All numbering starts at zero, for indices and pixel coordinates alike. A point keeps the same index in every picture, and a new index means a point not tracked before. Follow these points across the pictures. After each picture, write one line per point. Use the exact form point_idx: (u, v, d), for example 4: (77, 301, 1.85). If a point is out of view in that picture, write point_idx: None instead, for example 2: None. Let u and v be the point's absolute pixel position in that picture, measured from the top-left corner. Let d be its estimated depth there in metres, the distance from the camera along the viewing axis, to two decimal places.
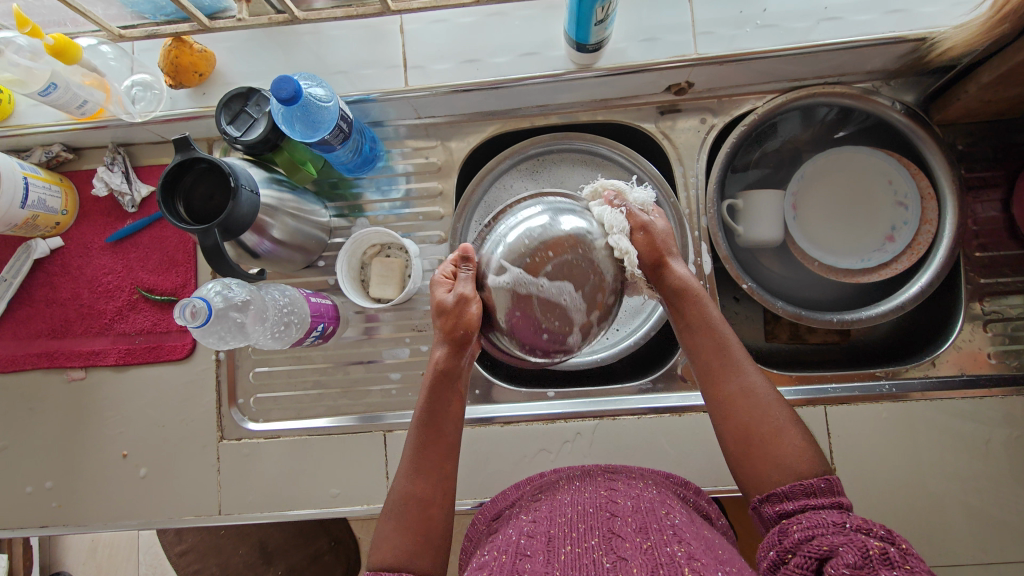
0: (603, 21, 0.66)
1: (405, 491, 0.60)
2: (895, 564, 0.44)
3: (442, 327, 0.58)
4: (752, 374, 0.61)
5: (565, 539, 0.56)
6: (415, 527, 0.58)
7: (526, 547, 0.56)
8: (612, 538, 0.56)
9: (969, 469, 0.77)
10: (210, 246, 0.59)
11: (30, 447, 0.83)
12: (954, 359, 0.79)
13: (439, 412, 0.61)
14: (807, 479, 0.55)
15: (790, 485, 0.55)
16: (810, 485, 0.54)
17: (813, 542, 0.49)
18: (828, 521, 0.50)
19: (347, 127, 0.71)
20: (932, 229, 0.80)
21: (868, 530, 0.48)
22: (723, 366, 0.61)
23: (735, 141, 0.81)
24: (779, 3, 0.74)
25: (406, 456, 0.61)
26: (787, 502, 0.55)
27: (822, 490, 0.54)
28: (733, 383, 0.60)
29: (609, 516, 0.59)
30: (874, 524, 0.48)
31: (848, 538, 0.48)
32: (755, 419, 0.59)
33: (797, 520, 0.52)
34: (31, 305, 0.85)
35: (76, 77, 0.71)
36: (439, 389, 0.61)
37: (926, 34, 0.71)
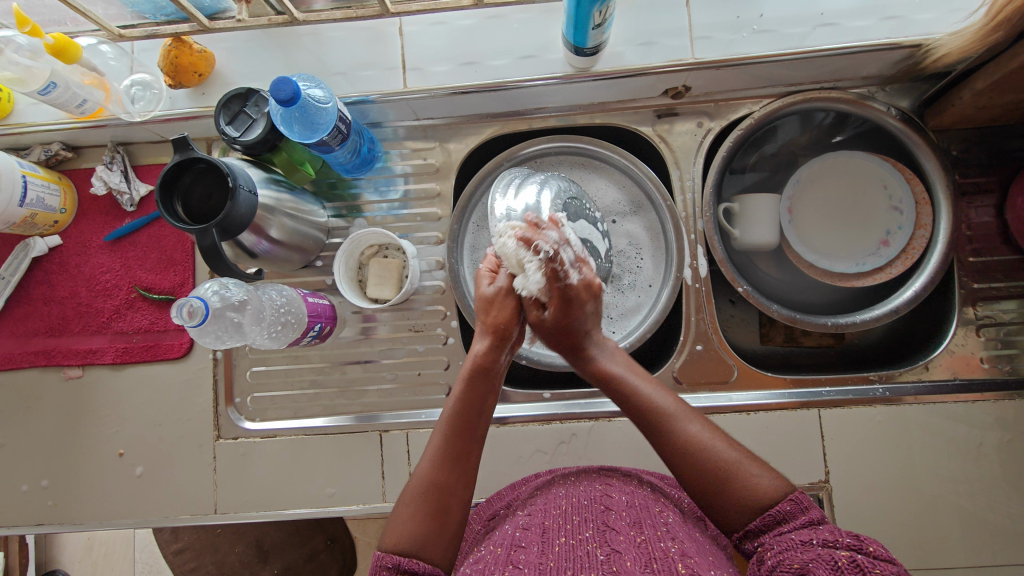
0: (601, 25, 0.66)
1: (426, 477, 0.59)
2: (864, 569, 0.45)
3: (486, 323, 0.62)
4: (687, 425, 0.58)
5: (560, 530, 0.57)
6: (433, 515, 0.57)
7: (521, 539, 0.57)
8: (606, 530, 0.56)
9: (961, 473, 0.77)
10: (208, 245, 0.59)
11: (26, 445, 0.84)
12: (948, 362, 0.80)
13: (473, 405, 0.60)
14: (774, 507, 0.53)
15: (761, 517, 0.53)
16: (778, 512, 0.53)
17: (785, 563, 0.49)
18: (799, 542, 0.50)
19: (346, 128, 0.71)
20: (926, 233, 0.80)
21: (835, 542, 0.48)
22: (657, 427, 0.59)
23: (732, 145, 0.82)
24: (775, 8, 0.75)
25: (432, 444, 0.61)
26: (762, 535, 0.53)
27: (790, 515, 0.52)
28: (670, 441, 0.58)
29: (603, 509, 0.60)
30: (840, 534, 0.49)
31: (815, 554, 0.48)
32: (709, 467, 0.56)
33: (769, 547, 0.51)
34: (29, 303, 0.85)
35: (76, 77, 0.72)
36: (475, 383, 0.61)
37: (920, 41, 0.71)
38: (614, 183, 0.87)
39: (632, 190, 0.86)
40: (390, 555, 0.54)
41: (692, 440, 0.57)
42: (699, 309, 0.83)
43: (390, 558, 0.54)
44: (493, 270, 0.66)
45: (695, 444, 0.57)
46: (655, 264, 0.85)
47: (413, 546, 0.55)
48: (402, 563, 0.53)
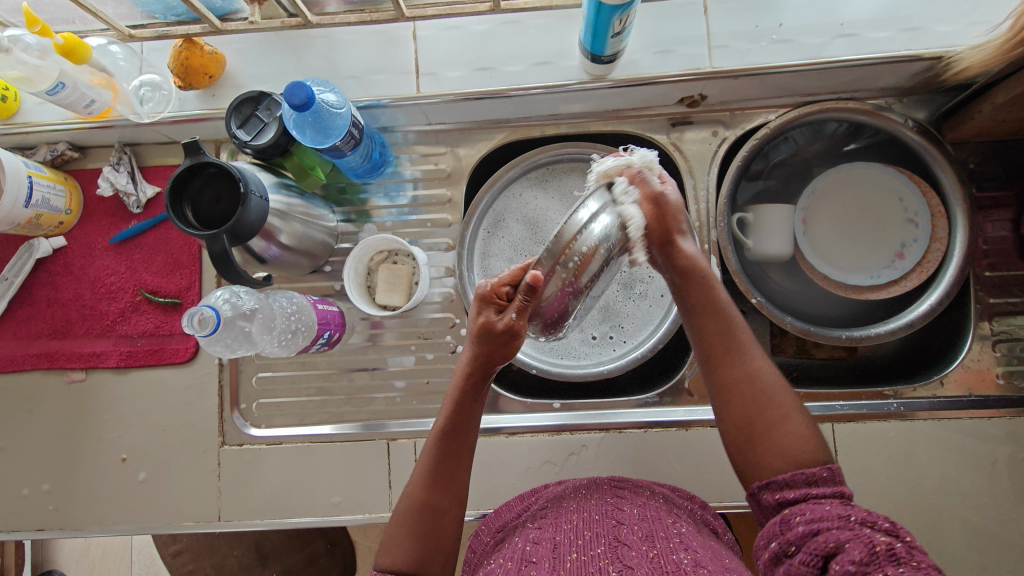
0: (619, 33, 0.65)
1: (417, 498, 0.59)
2: (901, 560, 0.44)
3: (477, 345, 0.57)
4: (758, 358, 0.60)
5: (571, 545, 0.56)
6: (426, 534, 0.58)
7: (531, 554, 0.56)
8: (617, 545, 0.55)
9: (977, 489, 0.76)
10: (218, 252, 0.58)
11: (28, 448, 0.82)
12: (962, 378, 0.79)
13: (460, 428, 0.60)
14: (809, 468, 0.53)
15: (792, 473, 0.54)
16: (812, 474, 0.53)
17: (818, 538, 0.48)
18: (833, 514, 0.49)
19: (358, 133, 0.70)
20: (941, 247, 0.80)
21: (872, 523, 0.47)
22: (726, 349, 0.60)
23: (746, 155, 0.81)
24: (795, 18, 0.74)
25: (420, 464, 0.60)
26: (788, 490, 0.53)
27: (824, 480, 0.53)
28: (736, 364, 0.59)
29: (615, 523, 0.59)
30: (879, 517, 0.48)
31: (852, 534, 0.46)
32: (767, 403, 0.57)
33: (799, 512, 0.51)
34: (31, 305, 0.84)
35: (84, 77, 0.71)
36: (462, 408, 0.59)
37: (942, 54, 0.71)
38: None
39: None
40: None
41: (755, 372, 0.59)
42: None
43: None
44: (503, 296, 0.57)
45: (758, 377, 0.59)
46: None
47: (409, 567, 0.56)
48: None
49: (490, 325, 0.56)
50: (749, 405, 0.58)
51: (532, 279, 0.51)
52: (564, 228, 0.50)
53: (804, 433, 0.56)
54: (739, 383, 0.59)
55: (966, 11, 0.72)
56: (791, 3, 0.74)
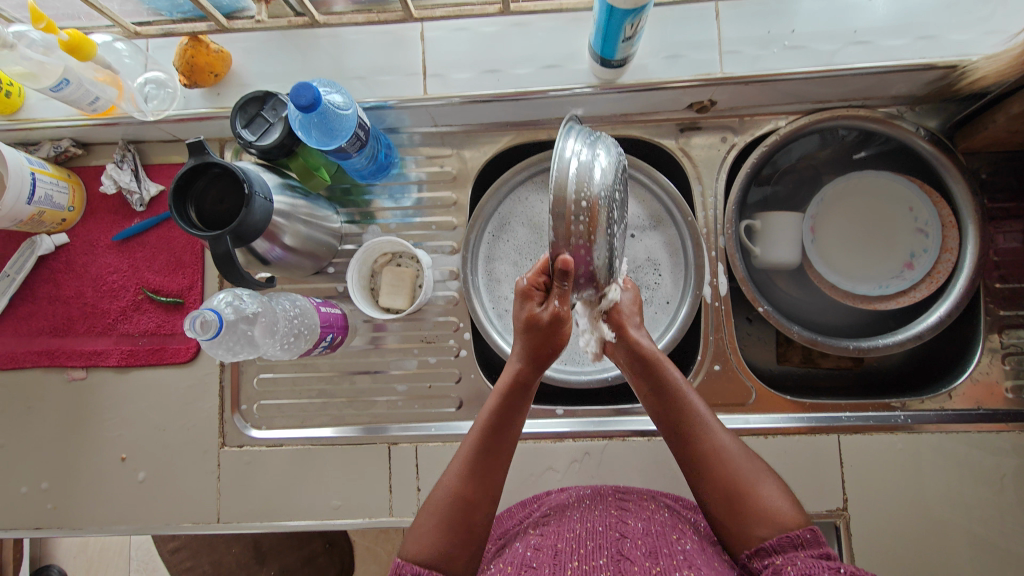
0: (631, 38, 0.65)
1: (452, 489, 0.58)
2: None
3: (528, 343, 0.59)
4: (717, 431, 0.62)
5: (572, 554, 0.56)
6: (456, 528, 0.57)
7: (531, 559, 0.56)
8: (620, 560, 0.55)
9: (985, 504, 0.76)
10: (221, 253, 0.57)
11: (27, 446, 0.82)
12: (971, 391, 0.78)
13: (504, 427, 0.60)
14: (794, 531, 0.55)
15: (779, 537, 0.55)
16: (797, 536, 0.54)
17: None
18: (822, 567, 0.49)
19: (364, 135, 0.69)
20: (951, 258, 0.78)
21: None
22: (690, 427, 0.62)
23: (755, 161, 0.80)
24: (807, 24, 0.73)
25: (457, 461, 0.60)
26: (776, 555, 0.54)
27: (810, 542, 0.54)
28: (699, 443, 0.61)
29: (618, 536, 0.59)
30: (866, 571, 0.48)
31: None
32: (736, 473, 0.59)
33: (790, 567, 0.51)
34: (33, 301, 0.83)
35: (89, 74, 0.71)
36: (512, 402, 0.60)
37: (956, 62, 0.70)
38: (633, 196, 0.85)
39: (652, 204, 0.84)
40: (408, 566, 0.55)
41: (719, 444, 0.61)
42: (718, 328, 0.81)
43: (408, 567, 0.55)
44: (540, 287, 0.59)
45: (720, 450, 0.60)
46: (673, 280, 0.83)
47: (435, 559, 0.56)
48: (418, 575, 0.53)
49: (535, 318, 0.58)
50: (720, 480, 0.59)
51: (561, 264, 0.49)
52: (561, 179, 0.47)
53: (777, 498, 0.58)
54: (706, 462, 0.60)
55: (981, 19, 0.71)
56: (804, 9, 0.73)
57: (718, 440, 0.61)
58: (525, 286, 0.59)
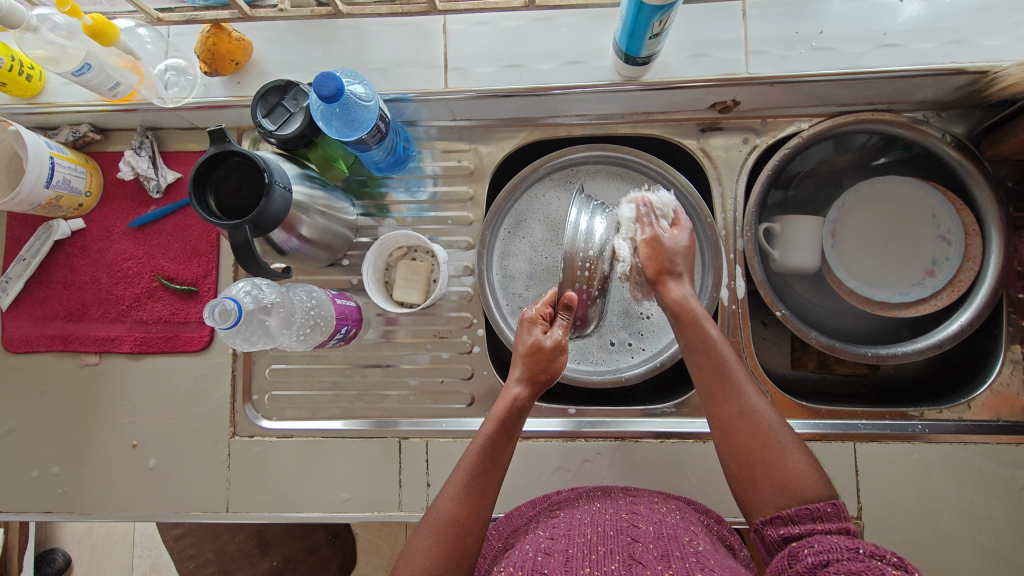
0: (658, 35, 0.64)
1: (450, 514, 0.58)
2: None
3: (527, 367, 0.63)
4: (751, 393, 0.61)
5: (584, 560, 0.55)
6: (450, 552, 0.56)
7: (543, 564, 0.55)
8: (632, 563, 0.54)
9: (1001, 518, 0.75)
10: (240, 242, 0.57)
11: (39, 430, 0.82)
12: (990, 402, 0.77)
13: (498, 451, 0.61)
14: (813, 503, 0.53)
15: (797, 508, 0.54)
16: (816, 509, 0.53)
17: (827, 567, 0.47)
18: (842, 547, 0.48)
19: (385, 127, 0.69)
20: (974, 266, 0.77)
21: (880, 555, 0.46)
22: (723, 387, 0.61)
23: (777, 164, 0.79)
24: (836, 25, 0.72)
25: (453, 481, 0.60)
26: (793, 525, 0.53)
27: (830, 516, 0.52)
28: (730, 403, 0.60)
29: (629, 540, 0.58)
30: (887, 550, 0.47)
31: (863, 564, 0.45)
32: (764, 438, 0.58)
33: (808, 544, 0.51)
34: (48, 286, 0.83)
35: (110, 59, 0.70)
36: (507, 424, 0.61)
37: (987, 68, 0.68)
38: None
39: None
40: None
41: (753, 407, 0.60)
42: (735, 331, 0.80)
43: None
44: (546, 318, 0.65)
45: (753, 413, 0.59)
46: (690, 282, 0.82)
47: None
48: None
49: (540, 344, 0.63)
50: (747, 443, 0.59)
51: (567, 299, 0.62)
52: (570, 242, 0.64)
53: (803, 465, 0.56)
54: (734, 422, 0.60)
55: (1014, 25, 0.69)
56: (833, 9, 0.72)
57: (750, 401, 0.60)
58: (532, 315, 0.65)
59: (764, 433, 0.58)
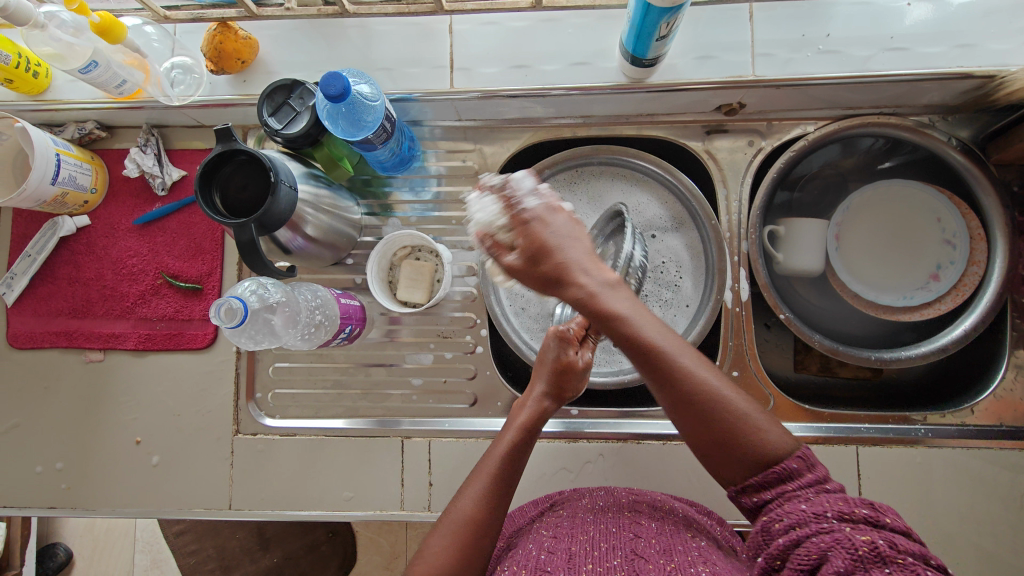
0: (665, 37, 0.64)
1: (468, 514, 0.58)
2: (887, 561, 0.41)
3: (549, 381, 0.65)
4: (696, 366, 0.52)
5: (587, 557, 0.55)
6: (467, 551, 0.56)
7: (546, 563, 0.55)
8: (635, 559, 0.54)
9: (1002, 522, 0.75)
10: (245, 241, 0.57)
11: (43, 426, 0.82)
12: (993, 407, 0.77)
13: (518, 458, 0.61)
14: (780, 465, 0.49)
15: (761, 472, 0.50)
16: (784, 470, 0.49)
17: (799, 544, 0.45)
18: (811, 514, 0.46)
19: (390, 127, 0.69)
20: (978, 271, 0.77)
21: (850, 517, 0.45)
22: (662, 370, 0.52)
23: (782, 166, 0.79)
24: (843, 28, 0.72)
25: (474, 485, 0.60)
26: (763, 491, 0.49)
27: (797, 474, 0.48)
28: (676, 385, 0.51)
29: (632, 536, 0.58)
30: (856, 507, 0.45)
31: (834, 537, 0.43)
32: (721, 413, 0.50)
33: (776, 516, 0.47)
34: (53, 282, 0.84)
35: (117, 56, 0.70)
36: (525, 435, 0.62)
37: (994, 72, 0.68)
38: (656, 198, 0.84)
39: (675, 206, 0.84)
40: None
41: (700, 383, 0.51)
42: (738, 334, 0.80)
43: None
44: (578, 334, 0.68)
45: (702, 389, 0.51)
46: (694, 284, 0.82)
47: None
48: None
49: (569, 363, 0.64)
50: (706, 421, 0.51)
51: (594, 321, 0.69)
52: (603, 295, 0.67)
53: (770, 428, 0.51)
54: (686, 401, 0.51)
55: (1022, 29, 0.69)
56: (840, 13, 0.72)
57: (696, 370, 0.51)
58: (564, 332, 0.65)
59: (722, 404, 0.51)
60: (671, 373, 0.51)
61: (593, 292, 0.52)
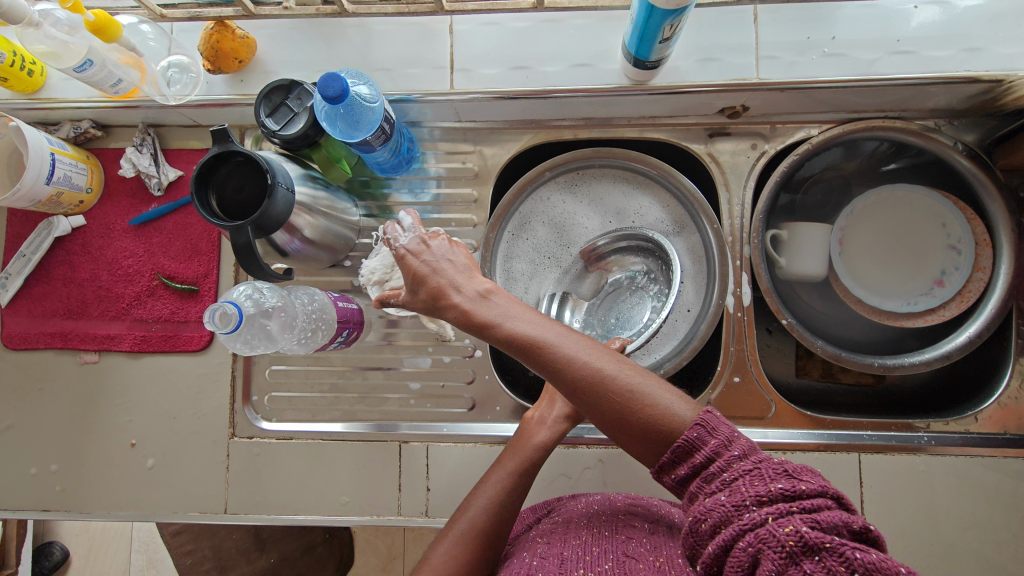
0: (668, 39, 0.63)
1: (476, 524, 0.61)
2: (815, 550, 0.38)
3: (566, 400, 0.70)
4: (580, 352, 0.51)
5: (579, 561, 0.54)
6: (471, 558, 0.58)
7: (538, 568, 0.54)
8: (625, 560, 0.53)
9: (1004, 531, 0.74)
10: (241, 244, 0.56)
11: (37, 428, 0.81)
12: (997, 415, 0.76)
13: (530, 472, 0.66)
14: (682, 437, 0.48)
15: (672, 451, 0.48)
16: (687, 441, 0.47)
17: (725, 544, 0.41)
18: (729, 506, 0.42)
19: (389, 129, 0.68)
20: (984, 277, 0.76)
21: (767, 501, 0.41)
22: (548, 364, 0.51)
23: (785, 170, 0.78)
24: (849, 31, 0.71)
25: (486, 495, 0.64)
26: (678, 467, 0.48)
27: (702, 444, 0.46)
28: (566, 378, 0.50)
29: (624, 538, 0.57)
30: (771, 488, 0.42)
31: (755, 530, 0.40)
32: (620, 394, 0.50)
33: (701, 513, 0.44)
34: (47, 282, 0.83)
35: (112, 55, 0.69)
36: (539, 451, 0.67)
37: (1003, 76, 0.67)
38: (657, 202, 0.84)
39: (676, 209, 0.83)
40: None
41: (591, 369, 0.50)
42: (740, 339, 0.79)
43: None
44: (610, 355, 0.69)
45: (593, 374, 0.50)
46: (695, 289, 0.81)
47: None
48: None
49: None
50: (601, 407, 0.50)
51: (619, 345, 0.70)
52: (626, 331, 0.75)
53: (668, 397, 0.50)
54: (576, 388, 0.50)
55: None
56: (845, 15, 0.71)
57: (580, 355, 0.51)
58: None
59: (613, 386, 0.50)
60: (553, 364, 0.51)
61: (465, 309, 0.54)
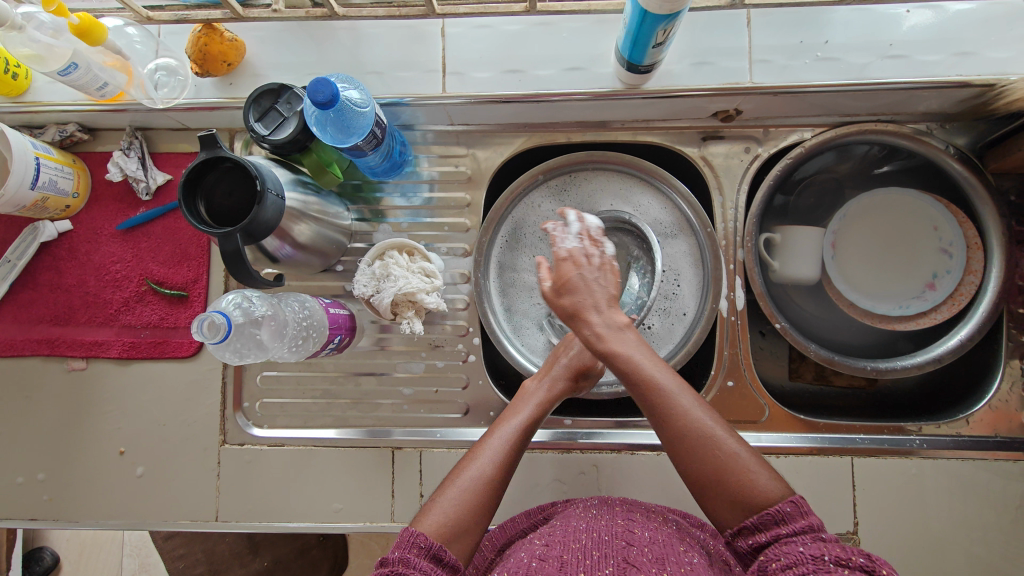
0: (662, 43, 0.63)
1: (485, 473, 0.60)
2: None
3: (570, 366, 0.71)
4: (693, 409, 0.56)
5: (579, 565, 0.53)
6: (479, 506, 0.58)
7: (537, 570, 0.53)
8: (627, 567, 0.53)
9: (995, 532, 0.74)
10: (231, 251, 0.55)
11: (24, 437, 0.80)
12: (988, 418, 0.76)
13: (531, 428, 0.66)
14: (773, 507, 0.52)
15: (758, 516, 0.52)
16: (777, 511, 0.52)
17: None
18: (809, 557, 0.47)
19: (381, 133, 0.67)
20: (975, 280, 0.77)
21: (847, 561, 0.46)
22: (661, 410, 0.56)
23: (778, 173, 0.78)
24: (842, 35, 0.71)
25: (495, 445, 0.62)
26: (759, 533, 0.52)
27: (789, 516, 0.51)
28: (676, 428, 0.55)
29: (624, 544, 0.57)
30: (852, 554, 0.47)
31: None
32: (718, 457, 0.54)
33: (774, 556, 0.49)
34: (34, 288, 0.81)
35: (98, 58, 0.68)
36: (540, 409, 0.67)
37: (994, 81, 0.68)
38: (652, 204, 0.83)
39: (672, 212, 0.83)
40: (424, 535, 0.55)
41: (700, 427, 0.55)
42: (733, 343, 0.79)
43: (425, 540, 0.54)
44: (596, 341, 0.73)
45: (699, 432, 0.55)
46: (692, 293, 0.81)
47: (449, 535, 0.56)
48: (432, 548, 0.54)
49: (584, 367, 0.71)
50: (699, 462, 0.55)
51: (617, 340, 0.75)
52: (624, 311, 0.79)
53: (761, 473, 0.54)
54: (682, 436, 0.55)
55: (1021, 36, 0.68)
56: (839, 19, 0.71)
57: (692, 411, 0.56)
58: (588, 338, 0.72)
59: (712, 447, 0.55)
60: (667, 411, 0.56)
61: (602, 334, 0.58)
